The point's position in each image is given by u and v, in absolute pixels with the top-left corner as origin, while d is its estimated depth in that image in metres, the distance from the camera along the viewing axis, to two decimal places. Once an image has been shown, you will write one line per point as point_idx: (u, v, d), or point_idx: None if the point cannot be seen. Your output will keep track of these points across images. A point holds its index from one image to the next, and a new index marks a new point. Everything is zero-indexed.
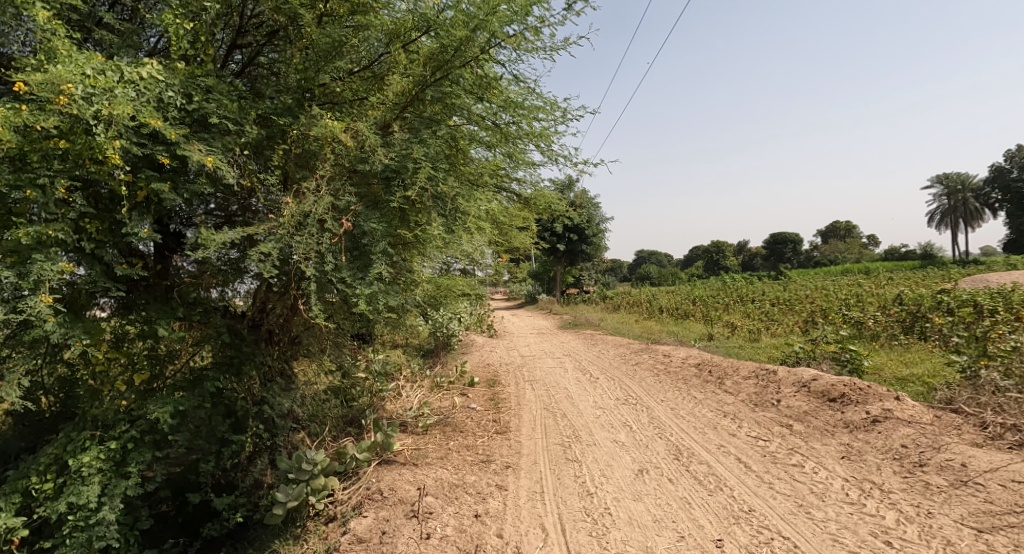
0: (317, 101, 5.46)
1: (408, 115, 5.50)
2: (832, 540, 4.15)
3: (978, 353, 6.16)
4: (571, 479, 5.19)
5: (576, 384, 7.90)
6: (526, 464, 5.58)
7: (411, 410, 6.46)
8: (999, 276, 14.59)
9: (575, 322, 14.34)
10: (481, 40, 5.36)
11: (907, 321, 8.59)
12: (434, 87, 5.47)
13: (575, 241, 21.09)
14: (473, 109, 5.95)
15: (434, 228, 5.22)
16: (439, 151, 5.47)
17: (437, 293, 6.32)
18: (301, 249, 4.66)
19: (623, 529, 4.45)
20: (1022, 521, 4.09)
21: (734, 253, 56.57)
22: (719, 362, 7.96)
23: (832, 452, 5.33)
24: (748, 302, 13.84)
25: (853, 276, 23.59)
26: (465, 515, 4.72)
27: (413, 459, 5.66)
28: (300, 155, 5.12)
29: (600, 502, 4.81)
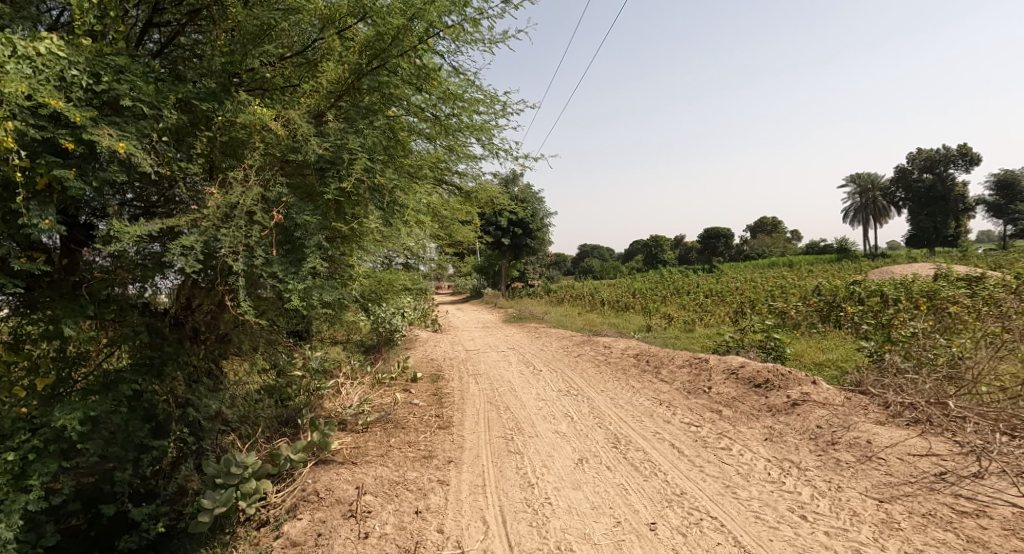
0: (244, 86, 5.23)
1: (344, 104, 5.31)
2: (755, 517, 4.41)
3: (883, 339, 6.74)
4: (513, 471, 5.25)
5: (519, 377, 7.97)
6: (468, 458, 5.57)
7: (350, 408, 6.31)
8: (905, 268, 16.12)
9: (519, 315, 14.42)
10: (418, 30, 5.27)
11: (824, 310, 9.21)
12: (370, 75, 5.29)
13: (520, 236, 21.11)
14: (412, 100, 5.83)
15: (372, 222, 5.12)
16: (377, 143, 5.27)
17: (378, 288, 6.15)
18: (228, 242, 4.43)
19: (563, 517, 4.53)
20: (916, 489, 4.49)
21: (672, 248, 58.10)
22: (656, 352, 8.28)
23: (756, 434, 5.66)
24: (684, 294, 14.48)
25: (783, 269, 25.14)
26: (405, 512, 4.66)
27: (353, 458, 5.53)
28: (227, 143, 4.87)
29: (541, 492, 4.88)
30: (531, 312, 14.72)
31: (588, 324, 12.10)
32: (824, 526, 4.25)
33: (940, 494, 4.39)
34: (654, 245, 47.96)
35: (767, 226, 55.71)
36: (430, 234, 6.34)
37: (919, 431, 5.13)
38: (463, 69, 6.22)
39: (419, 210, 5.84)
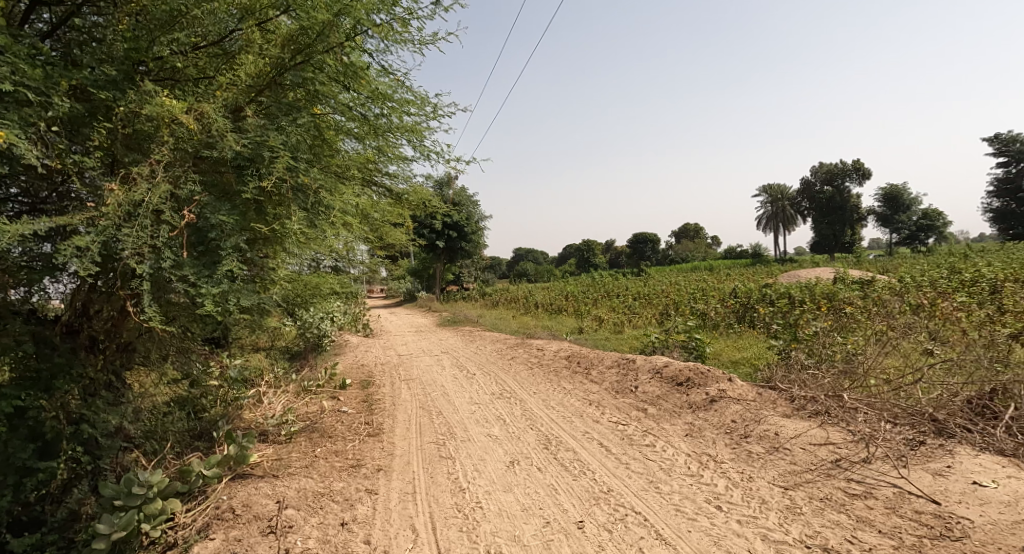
0: (153, 75, 4.70)
1: (264, 100, 5.09)
2: (675, 510, 4.39)
3: (790, 338, 7.27)
4: (444, 477, 5.19)
5: (453, 381, 7.93)
6: (398, 465, 5.48)
7: (273, 417, 6.04)
8: (814, 271, 17.41)
9: (454, 319, 14.34)
10: (345, 26, 5.08)
11: (740, 312, 9.81)
12: (293, 71, 5.05)
13: (455, 238, 20.75)
14: (339, 98, 5.57)
15: (295, 223, 4.94)
16: (301, 141, 5.14)
17: (302, 292, 5.96)
18: (130, 243, 4.12)
19: (493, 521, 4.47)
20: (816, 476, 4.53)
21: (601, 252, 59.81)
22: (587, 354, 8.50)
23: (678, 431, 5.86)
24: (613, 297, 14.92)
25: (704, 272, 26.64)
26: (330, 525, 4.52)
27: (273, 471, 5.28)
28: (130, 136, 4.40)
29: (473, 496, 4.83)
30: (466, 315, 14.71)
31: (522, 327, 12.24)
32: (737, 515, 4.22)
33: (835, 479, 4.43)
34: (587, 249, 48.39)
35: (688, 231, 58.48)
36: (361, 236, 6.26)
37: (817, 422, 5.31)
38: (392, 69, 6.04)
39: (346, 212, 5.68)
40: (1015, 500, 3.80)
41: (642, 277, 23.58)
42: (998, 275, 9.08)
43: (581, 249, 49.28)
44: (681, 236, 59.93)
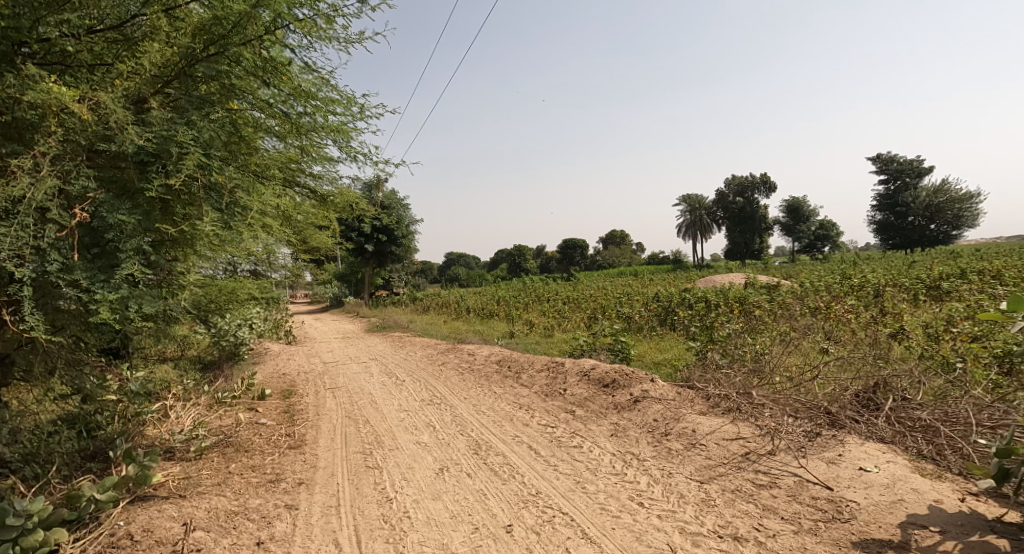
0: (37, 59, 4.26)
1: (172, 92, 4.70)
2: (600, 508, 4.54)
3: (707, 339, 7.68)
4: (370, 487, 5.09)
5: (380, 389, 7.82)
6: (321, 478, 5.34)
7: (181, 433, 5.56)
8: (729, 277, 18.42)
9: (383, 325, 14.13)
10: (264, 18, 4.81)
11: (662, 315, 10.25)
12: (205, 62, 4.71)
13: (384, 242, 20.43)
14: (258, 94, 5.28)
15: (209, 224, 4.62)
16: (214, 137, 4.71)
17: (218, 297, 5.56)
18: (8, 244, 3.77)
19: (421, 530, 4.44)
20: (728, 469, 4.83)
21: (531, 257, 60.64)
22: (517, 358, 8.62)
23: (604, 431, 6.06)
24: (543, 301, 15.18)
25: (628, 277, 27.65)
26: (244, 545, 4.31)
27: (181, 490, 4.96)
28: (8, 125, 4.10)
29: (400, 506, 4.77)
30: (395, 320, 14.51)
31: (452, 332, 12.25)
32: (658, 510, 4.43)
33: (745, 471, 4.74)
34: (518, 253, 48.68)
35: (615, 237, 60.35)
36: (282, 240, 6.12)
37: (730, 418, 5.64)
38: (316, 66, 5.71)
39: (266, 211, 5.44)
40: (893, 482, 4.16)
41: (570, 282, 24.15)
42: (881, 281, 10.06)
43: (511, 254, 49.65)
44: (608, 242, 61.75)
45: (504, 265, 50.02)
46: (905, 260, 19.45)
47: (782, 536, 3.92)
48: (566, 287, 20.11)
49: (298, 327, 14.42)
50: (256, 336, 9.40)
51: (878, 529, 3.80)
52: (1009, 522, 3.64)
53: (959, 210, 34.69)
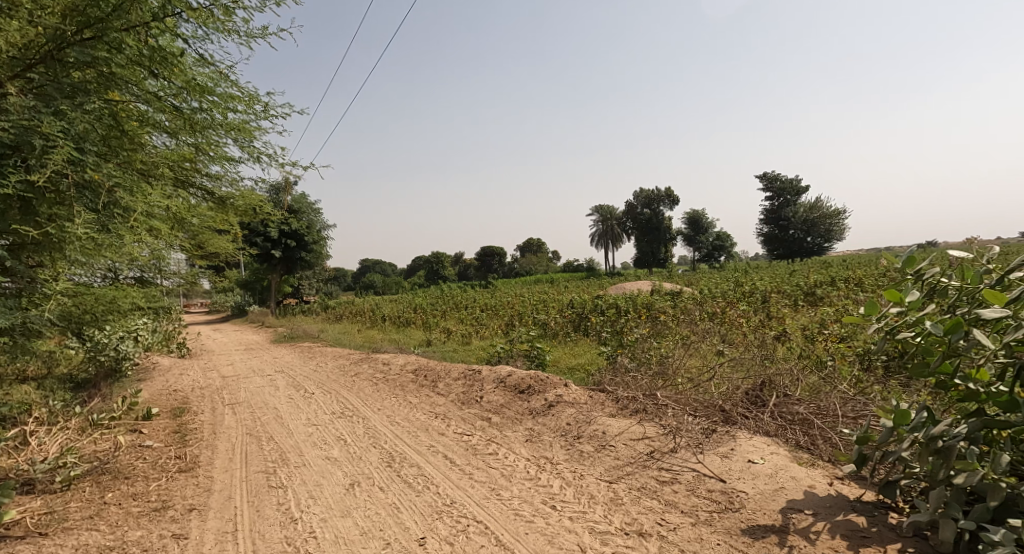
0: None
1: (35, 76, 4.26)
2: (514, 514, 4.61)
3: (617, 343, 7.99)
4: (272, 509, 4.82)
5: (287, 403, 7.52)
6: (216, 502, 4.99)
7: (44, 463, 4.96)
8: (638, 284, 19.25)
9: (291, 335, 13.56)
10: (152, 5, 4.51)
11: (576, 321, 10.54)
12: (78, 46, 4.29)
13: (293, 248, 19.63)
14: (144, 85, 4.87)
15: (80, 225, 4.19)
16: (90, 130, 4.37)
17: (93, 307, 5.00)
18: None
19: (329, 550, 4.27)
20: (634, 468, 5.05)
21: (448, 264, 60.39)
22: (433, 367, 8.57)
23: (519, 437, 6.14)
24: (461, 308, 15.18)
25: (543, 284, 28.22)
26: None
27: (41, 528, 4.52)
28: None
29: (305, 526, 4.55)
30: (305, 330, 13.96)
31: (367, 341, 11.99)
32: (569, 512, 4.56)
33: (649, 469, 4.98)
34: (435, 260, 48.22)
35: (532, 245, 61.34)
36: (173, 243, 5.79)
37: (637, 419, 5.90)
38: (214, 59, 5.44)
39: (153, 213, 5.07)
40: (775, 472, 4.51)
41: (487, 290, 24.27)
42: (767, 288, 10.92)
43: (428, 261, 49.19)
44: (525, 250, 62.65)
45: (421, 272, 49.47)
46: (785, 270, 21.13)
47: (681, 528, 4.15)
48: (482, 295, 20.21)
49: (195, 339, 13.47)
50: (142, 350, 8.73)
51: (763, 515, 4.10)
52: (866, 501, 4.02)
53: (830, 225, 38.22)
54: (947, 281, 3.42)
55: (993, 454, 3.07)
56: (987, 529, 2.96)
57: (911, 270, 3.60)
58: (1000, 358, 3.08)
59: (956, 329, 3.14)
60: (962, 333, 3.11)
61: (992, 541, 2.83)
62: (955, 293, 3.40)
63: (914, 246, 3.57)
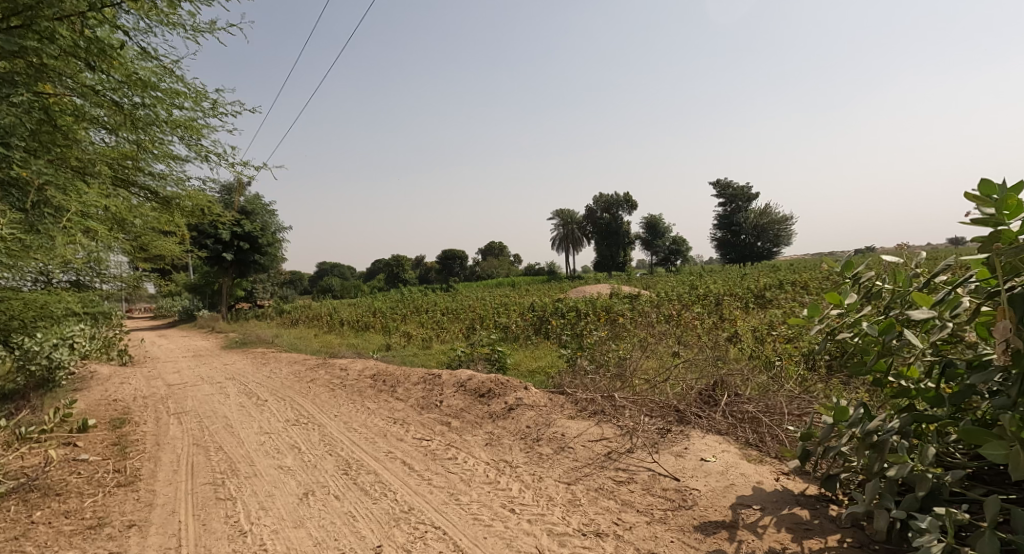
0: None
1: None
2: (473, 518, 4.58)
3: (577, 346, 8.05)
4: (220, 522, 4.66)
5: (238, 411, 7.30)
6: (158, 517, 4.80)
7: None
8: (597, 287, 19.49)
9: (243, 340, 13.17)
10: None
11: (537, 324, 10.59)
12: (5, 35, 4.03)
13: (245, 251, 19.09)
14: (80, 78, 4.59)
15: (5, 225, 4.01)
16: (17, 124, 4.16)
17: (23, 312, 4.73)
18: None
19: None
20: (592, 469, 5.09)
21: (409, 268, 59.83)
22: (392, 372, 8.46)
23: (479, 441, 6.12)
24: (422, 312, 15.06)
25: (504, 287, 28.28)
26: None
27: None
28: None
29: (255, 539, 4.42)
30: (258, 335, 13.59)
31: (324, 345, 11.76)
32: (528, 514, 4.56)
33: (607, 470, 5.03)
34: (395, 263, 47.68)
35: (494, 249, 61.41)
36: (113, 245, 5.57)
37: (595, 421, 5.95)
38: (157, 53, 5.19)
39: (89, 213, 4.91)
40: (726, 469, 4.62)
41: (448, 293, 24.11)
42: (721, 291, 11.21)
43: (387, 265, 48.47)
44: (487, 254, 62.61)
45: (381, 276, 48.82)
46: (737, 274, 21.71)
47: (636, 527, 4.21)
48: (442, 298, 20.09)
49: (139, 346, 12.93)
50: (78, 358, 8.34)
51: (714, 512, 4.19)
52: (809, 494, 4.15)
53: (779, 232, 39.53)
54: (882, 285, 3.56)
55: (922, 447, 3.18)
56: (916, 517, 3.06)
57: (849, 274, 3.75)
58: (929, 357, 3.24)
59: (890, 330, 3.26)
60: (896, 334, 3.23)
61: (920, 529, 2.91)
62: (888, 296, 3.53)
63: (851, 251, 3.68)
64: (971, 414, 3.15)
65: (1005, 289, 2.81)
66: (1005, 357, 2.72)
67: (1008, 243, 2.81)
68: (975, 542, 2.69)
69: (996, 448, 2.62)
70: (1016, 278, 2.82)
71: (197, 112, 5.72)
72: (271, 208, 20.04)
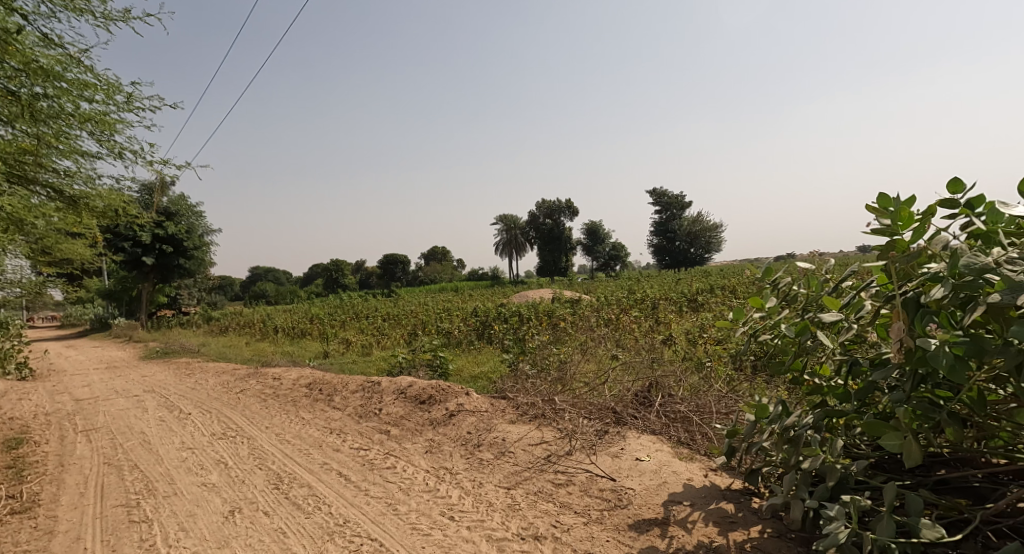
0: None
1: None
2: (411, 528, 4.46)
3: (520, 350, 8.03)
4: (132, 547, 4.35)
5: (156, 426, 6.88)
6: (61, 545, 4.43)
7: None
8: (539, 292, 19.63)
9: (164, 350, 12.45)
10: None
11: (480, 329, 10.52)
12: None
13: (168, 254, 18.10)
14: None
15: None
16: None
17: None
18: None
19: None
20: (532, 473, 5.06)
21: (349, 273, 58.49)
22: (329, 380, 8.18)
23: (419, 449, 5.97)
24: (362, 318, 14.71)
25: (446, 292, 28.07)
26: None
27: None
28: None
29: None
30: (182, 344, 12.88)
31: (256, 354, 11.28)
32: (467, 521, 4.48)
33: (546, 473, 5.01)
34: (333, 267, 46.46)
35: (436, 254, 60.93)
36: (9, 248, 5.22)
37: (536, 424, 5.92)
38: (62, 41, 4.84)
39: None
40: (659, 468, 4.68)
41: (388, 299, 23.65)
42: (658, 296, 11.50)
43: (325, 271, 47.14)
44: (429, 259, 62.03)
45: (318, 281, 47.46)
46: (673, 279, 22.43)
47: (574, 529, 4.19)
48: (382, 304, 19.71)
49: (43, 358, 11.99)
50: None
51: (648, 510, 4.22)
52: (735, 489, 4.25)
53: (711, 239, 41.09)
54: (797, 289, 3.69)
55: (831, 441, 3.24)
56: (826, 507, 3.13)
57: (770, 279, 3.88)
58: (837, 357, 3.37)
59: (805, 331, 3.35)
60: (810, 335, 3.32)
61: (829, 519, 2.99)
62: (803, 299, 3.63)
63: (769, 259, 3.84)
64: (874, 409, 3.15)
65: (900, 294, 2.85)
66: (900, 356, 2.79)
67: (903, 251, 2.89)
68: (874, 527, 2.76)
69: (892, 438, 2.68)
70: (908, 283, 2.87)
71: (110, 106, 5.35)
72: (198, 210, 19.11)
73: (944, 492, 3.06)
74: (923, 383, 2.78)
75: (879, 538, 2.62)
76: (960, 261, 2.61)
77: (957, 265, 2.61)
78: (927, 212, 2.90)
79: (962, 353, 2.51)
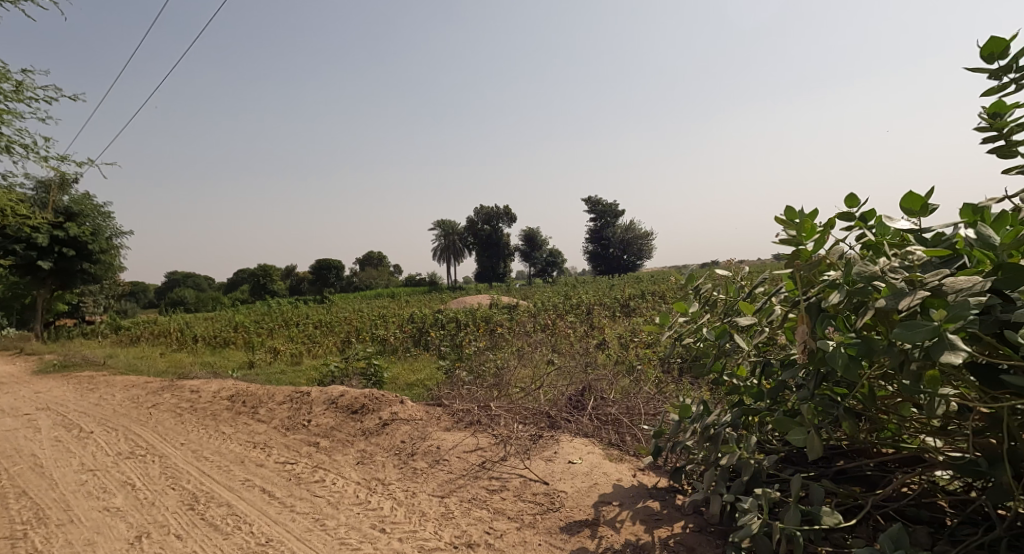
0: None
1: None
2: (339, 542, 4.32)
3: (456, 357, 7.97)
4: None
5: (53, 448, 6.37)
6: None
7: None
8: (475, 298, 19.61)
9: (64, 363, 11.53)
10: None
11: (415, 336, 10.36)
12: None
13: (69, 258, 16.80)
14: None
15: None
16: None
17: None
18: None
19: None
20: (466, 480, 5.02)
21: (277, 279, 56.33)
22: (253, 391, 7.83)
23: (350, 460, 5.81)
24: (291, 326, 14.20)
25: (381, 299, 27.58)
26: None
27: None
28: None
29: None
30: (84, 356, 11.97)
31: (172, 366, 10.65)
32: (399, 533, 4.38)
33: (480, 480, 4.98)
34: (262, 273, 44.64)
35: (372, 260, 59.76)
36: None
37: (471, 431, 5.88)
38: None
39: None
40: (591, 470, 4.76)
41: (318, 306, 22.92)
42: (591, 301, 11.73)
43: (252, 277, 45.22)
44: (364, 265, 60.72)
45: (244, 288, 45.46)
46: (605, 285, 23.01)
47: (507, 534, 4.18)
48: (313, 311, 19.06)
49: None
50: None
51: (579, 511, 4.27)
52: (660, 487, 4.36)
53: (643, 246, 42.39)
54: (717, 295, 3.86)
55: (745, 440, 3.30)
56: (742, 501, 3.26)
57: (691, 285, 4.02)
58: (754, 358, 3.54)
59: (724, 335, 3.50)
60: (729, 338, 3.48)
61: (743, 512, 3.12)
62: (724, 304, 3.83)
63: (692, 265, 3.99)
64: (784, 407, 3.23)
65: (804, 299, 2.98)
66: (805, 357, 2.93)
67: (807, 259, 3.06)
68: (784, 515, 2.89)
69: (796, 434, 2.83)
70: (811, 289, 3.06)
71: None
72: (106, 211, 17.88)
73: (842, 480, 3.24)
74: (824, 382, 2.93)
75: (787, 526, 2.74)
76: (853, 269, 2.73)
77: (850, 273, 2.72)
78: (827, 224, 3.07)
79: (855, 354, 2.64)
